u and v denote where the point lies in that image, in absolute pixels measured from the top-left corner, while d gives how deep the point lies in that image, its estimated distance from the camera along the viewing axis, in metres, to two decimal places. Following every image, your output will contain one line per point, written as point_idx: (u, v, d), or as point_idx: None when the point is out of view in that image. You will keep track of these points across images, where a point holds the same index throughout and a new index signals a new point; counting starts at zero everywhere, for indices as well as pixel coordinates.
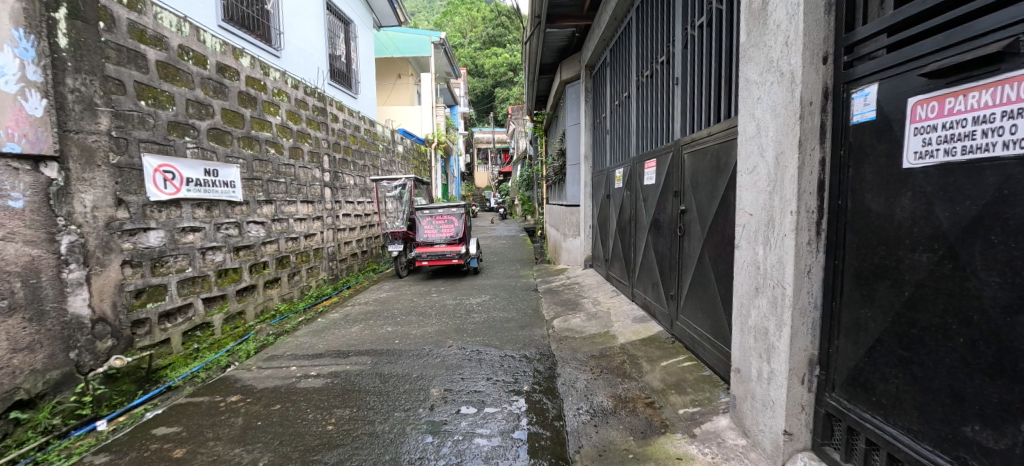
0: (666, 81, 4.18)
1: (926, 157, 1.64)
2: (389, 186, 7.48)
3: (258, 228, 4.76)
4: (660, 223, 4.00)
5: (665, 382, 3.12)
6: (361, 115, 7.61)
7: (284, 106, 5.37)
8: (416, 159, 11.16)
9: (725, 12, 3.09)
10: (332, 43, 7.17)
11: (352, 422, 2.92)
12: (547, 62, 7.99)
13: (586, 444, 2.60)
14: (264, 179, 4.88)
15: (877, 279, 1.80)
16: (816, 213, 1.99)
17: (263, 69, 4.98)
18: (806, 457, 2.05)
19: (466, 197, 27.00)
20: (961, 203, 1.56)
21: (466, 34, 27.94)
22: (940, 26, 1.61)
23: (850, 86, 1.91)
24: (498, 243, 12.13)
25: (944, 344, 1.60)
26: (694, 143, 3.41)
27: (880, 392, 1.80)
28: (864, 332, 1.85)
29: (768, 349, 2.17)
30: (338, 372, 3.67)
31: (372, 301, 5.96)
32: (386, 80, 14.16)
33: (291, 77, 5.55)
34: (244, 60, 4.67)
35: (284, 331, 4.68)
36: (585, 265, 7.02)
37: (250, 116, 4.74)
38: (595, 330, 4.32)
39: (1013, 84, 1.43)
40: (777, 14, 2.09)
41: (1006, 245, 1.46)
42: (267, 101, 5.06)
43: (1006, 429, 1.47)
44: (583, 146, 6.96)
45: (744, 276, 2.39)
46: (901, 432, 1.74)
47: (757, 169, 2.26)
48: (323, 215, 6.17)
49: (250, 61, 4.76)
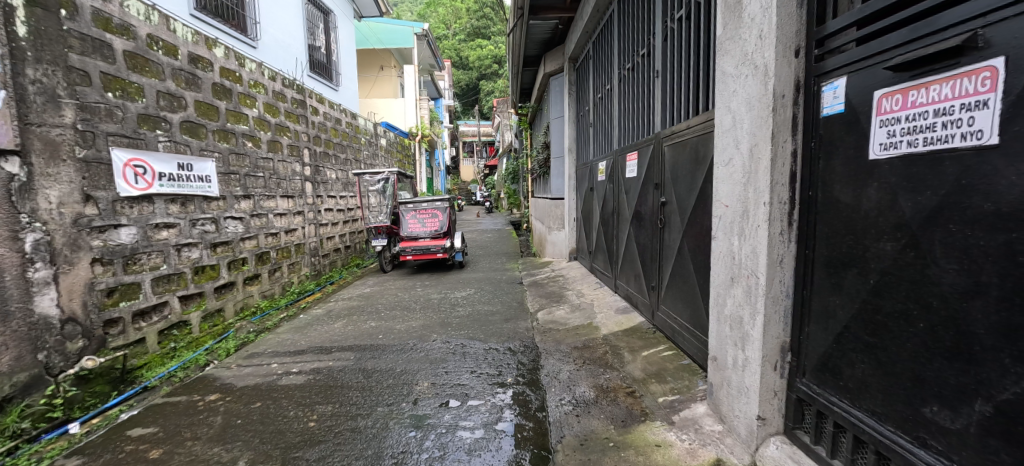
0: (647, 74, 4.20)
1: (891, 149, 1.67)
2: (373, 179, 7.38)
3: (236, 223, 4.67)
4: (642, 215, 4.06)
5: (646, 372, 3.18)
6: (342, 107, 7.51)
7: (261, 98, 5.26)
8: (400, 152, 11.09)
9: (704, 6, 3.12)
10: (312, 34, 7.01)
11: (335, 417, 2.92)
12: (531, 55, 7.99)
13: (568, 433, 2.64)
14: (241, 174, 4.79)
15: (846, 268, 1.85)
16: (788, 204, 2.05)
17: (238, 60, 4.86)
18: (778, 441, 2.13)
19: (452, 192, 26.96)
20: (922, 193, 1.59)
21: (449, 26, 27.68)
22: (906, 20, 1.64)
23: (820, 79, 1.97)
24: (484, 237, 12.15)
25: (906, 330, 1.63)
26: (674, 135, 3.46)
27: (846, 377, 1.86)
28: (833, 319, 1.91)
29: (743, 337, 2.23)
30: (320, 368, 3.66)
31: (357, 297, 5.93)
32: (369, 72, 14.04)
33: (268, 68, 5.45)
34: (218, 50, 4.55)
35: (266, 328, 4.63)
36: (570, 258, 7.08)
37: (226, 108, 4.64)
38: (578, 322, 4.38)
39: (972, 77, 1.45)
40: (750, 7, 2.13)
41: (964, 233, 1.49)
42: (243, 93, 4.94)
43: (961, 409, 1.50)
44: (567, 138, 7.00)
45: (721, 267, 2.44)
46: (866, 415, 1.78)
47: (733, 161, 2.32)
48: (304, 210, 6.10)
49: (224, 51, 4.64)
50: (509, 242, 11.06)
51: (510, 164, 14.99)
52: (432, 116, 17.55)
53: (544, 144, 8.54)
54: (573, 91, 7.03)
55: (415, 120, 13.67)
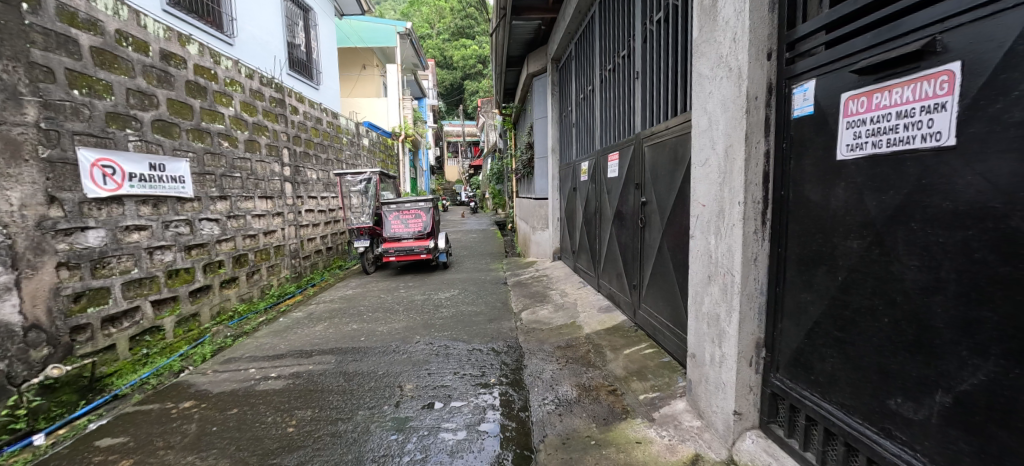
0: (627, 75, 4.25)
1: (857, 149, 1.73)
2: (354, 180, 7.32)
3: (212, 225, 4.58)
4: (623, 214, 4.10)
5: (628, 370, 3.22)
6: (323, 107, 7.42)
7: (238, 96, 5.16)
8: (383, 152, 11.02)
9: (681, 8, 3.17)
10: (292, 32, 6.91)
11: (315, 422, 2.89)
12: (514, 56, 8.02)
13: (551, 433, 2.65)
14: (217, 174, 4.70)
15: (816, 265, 1.90)
16: (761, 203, 2.11)
17: (213, 57, 4.76)
18: (753, 435, 2.18)
19: (436, 192, 26.86)
20: (886, 192, 1.63)
21: (433, 25, 27.66)
22: (870, 25, 1.69)
23: (791, 81, 2.02)
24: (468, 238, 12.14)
25: (872, 325, 1.68)
26: (654, 136, 3.51)
27: (817, 371, 1.91)
28: (805, 315, 1.97)
29: (719, 334, 2.28)
30: (299, 372, 3.61)
31: (338, 299, 5.86)
32: (351, 71, 13.83)
33: (245, 66, 5.35)
34: (192, 47, 4.45)
35: (243, 332, 4.55)
36: (554, 257, 7.13)
37: (201, 107, 4.55)
38: (561, 321, 4.41)
39: (930, 81, 1.49)
40: (725, 11, 2.18)
41: (923, 231, 1.53)
42: (219, 91, 4.85)
43: (923, 401, 1.54)
44: (551, 139, 7.04)
45: (699, 265, 2.49)
46: (836, 408, 1.83)
47: (709, 162, 2.36)
48: (284, 211, 6.01)
49: (198, 48, 4.54)
50: (494, 243, 11.07)
51: (494, 164, 14.99)
52: (415, 116, 17.48)
53: (528, 144, 8.58)
54: (555, 92, 7.07)
55: (398, 119, 13.58)
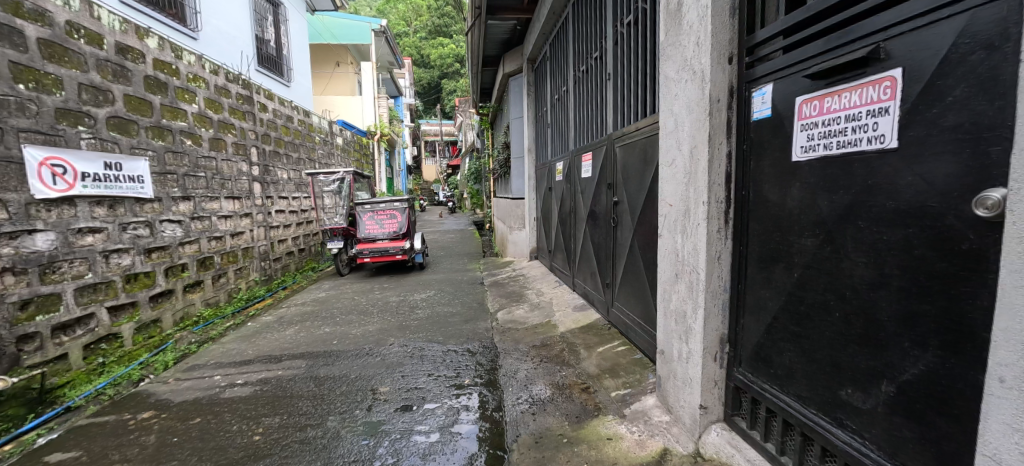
0: (600, 76, 4.30)
1: (811, 151, 1.80)
2: (327, 180, 7.23)
3: (174, 227, 4.44)
4: (597, 214, 4.16)
5: (601, 367, 3.27)
6: (294, 105, 7.27)
7: (202, 92, 5.00)
8: (357, 151, 10.87)
9: (650, 12, 3.23)
10: (261, 27, 6.74)
11: (283, 429, 2.83)
12: (490, 55, 8.02)
13: (524, 432, 2.67)
14: (179, 173, 4.55)
15: (775, 263, 1.98)
16: (724, 203, 2.17)
17: (175, 52, 4.61)
18: (718, 428, 2.24)
19: (415, 192, 26.68)
20: (838, 192, 1.70)
21: (410, 23, 27.49)
22: (821, 32, 1.76)
23: (751, 85, 2.09)
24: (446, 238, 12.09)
25: (826, 319, 1.76)
26: (625, 137, 3.56)
27: (776, 364, 1.98)
28: (764, 310, 2.04)
29: (686, 331, 2.34)
30: (267, 378, 3.53)
31: (310, 302, 5.76)
32: (324, 68, 13.59)
33: (210, 61, 5.19)
34: (151, 41, 4.29)
35: (209, 338, 4.42)
36: (532, 257, 7.17)
37: (161, 103, 4.39)
38: (536, 321, 4.44)
39: (875, 86, 1.56)
40: (689, 15, 2.23)
41: (870, 229, 1.60)
42: (181, 87, 4.69)
43: (871, 391, 1.61)
44: (527, 139, 7.07)
45: (667, 263, 2.55)
46: (793, 399, 1.91)
47: (675, 162, 2.42)
48: (252, 212, 5.87)
49: (158, 42, 4.38)
50: (472, 242, 11.06)
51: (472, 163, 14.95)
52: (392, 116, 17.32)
53: (505, 144, 8.60)
54: (532, 92, 7.10)
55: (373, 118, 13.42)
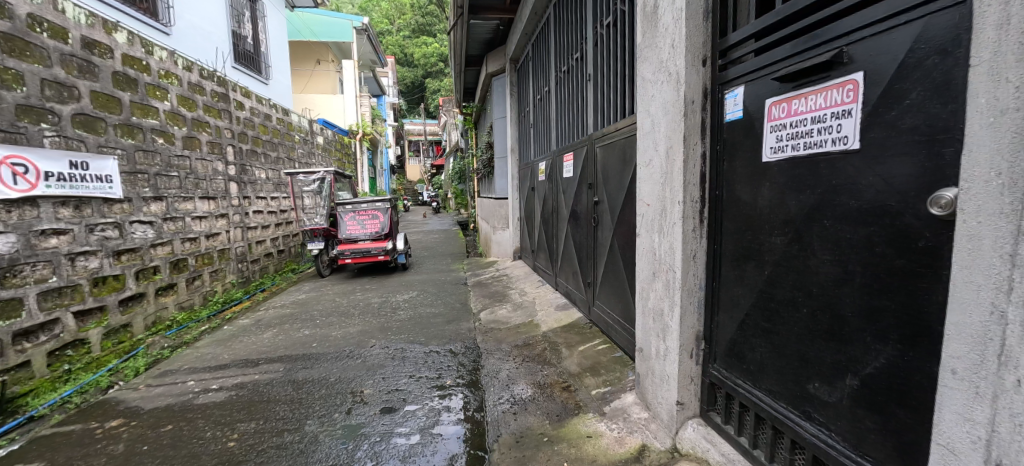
0: (580, 77, 4.33)
1: (780, 152, 1.85)
2: (307, 179, 7.10)
3: (145, 228, 4.32)
4: (578, 213, 4.19)
5: (582, 366, 3.30)
6: (272, 103, 7.16)
7: (174, 89, 4.89)
8: (339, 151, 10.74)
9: (629, 14, 3.26)
10: (238, 23, 6.61)
11: (259, 435, 2.79)
12: (473, 55, 8.02)
13: (505, 432, 2.68)
14: (151, 173, 4.43)
15: (748, 261, 2.02)
16: (699, 203, 2.21)
17: (145, 47, 4.49)
18: (694, 423, 2.28)
19: (398, 191, 26.50)
20: (805, 191, 1.75)
21: (393, 21, 27.32)
22: (789, 36, 1.81)
23: (724, 87, 2.14)
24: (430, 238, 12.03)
25: (794, 315, 1.81)
26: (605, 137, 3.60)
27: (748, 360, 2.03)
28: (737, 307, 2.09)
29: (663, 329, 2.37)
30: (243, 383, 3.47)
31: (290, 304, 5.67)
32: (303, 66, 13.30)
33: (183, 57, 5.07)
34: (120, 36, 4.17)
35: (183, 343, 4.33)
36: (516, 257, 7.20)
37: (131, 100, 4.28)
38: (519, 320, 4.45)
39: (839, 89, 1.61)
40: (664, 18, 2.27)
41: (835, 228, 1.65)
42: (152, 84, 4.57)
43: (836, 384, 1.66)
44: (510, 139, 7.09)
45: (644, 262, 2.58)
46: (765, 394, 1.95)
47: (652, 163, 2.46)
48: (229, 212, 5.75)
49: (127, 37, 4.26)
50: (456, 243, 11.04)
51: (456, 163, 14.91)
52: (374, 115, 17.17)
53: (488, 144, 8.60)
54: (514, 92, 7.12)
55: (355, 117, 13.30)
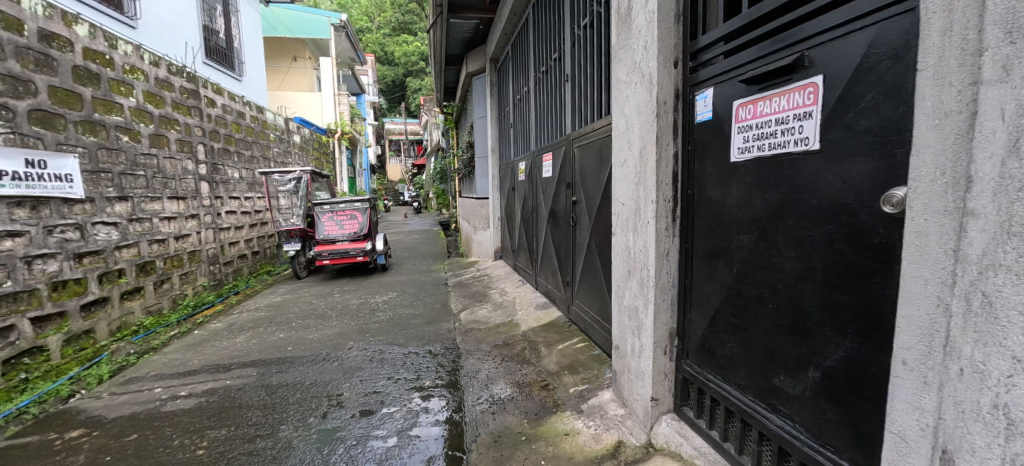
0: (559, 78, 4.36)
1: (746, 152, 1.90)
2: (283, 179, 6.94)
3: (109, 230, 4.19)
4: (557, 213, 4.22)
5: (560, 364, 3.32)
6: (246, 100, 7.02)
7: (140, 85, 4.74)
8: (316, 150, 10.58)
9: (605, 15, 3.30)
10: (210, 18, 6.45)
11: (229, 442, 2.73)
12: (454, 54, 7.99)
13: (483, 432, 2.68)
14: (115, 172, 4.29)
15: (718, 258, 2.07)
16: (671, 202, 2.26)
17: (109, 41, 4.34)
18: (668, 418, 2.32)
19: (378, 191, 26.23)
20: (770, 190, 1.81)
21: (373, 18, 27.07)
22: (755, 39, 1.86)
23: (694, 89, 2.18)
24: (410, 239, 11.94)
25: (761, 310, 1.86)
26: (582, 138, 3.63)
27: (719, 355, 2.08)
28: (708, 304, 2.14)
29: (638, 326, 2.41)
30: (214, 389, 3.39)
31: (264, 307, 5.56)
32: (280, 63, 13.14)
33: (149, 52, 4.92)
34: (81, 28, 4.03)
35: (150, 348, 4.20)
36: (497, 256, 7.20)
37: (93, 96, 4.14)
38: (499, 320, 4.46)
39: (801, 91, 1.67)
40: (637, 20, 2.31)
41: (798, 226, 1.71)
42: (117, 79, 4.43)
43: (800, 377, 1.72)
44: (490, 138, 7.09)
45: (620, 261, 2.62)
46: (734, 388, 2.01)
47: (627, 162, 2.50)
48: (199, 213, 5.61)
49: (89, 30, 4.11)
50: (438, 243, 10.98)
51: (438, 163, 14.83)
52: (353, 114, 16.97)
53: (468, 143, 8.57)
54: (494, 92, 7.12)
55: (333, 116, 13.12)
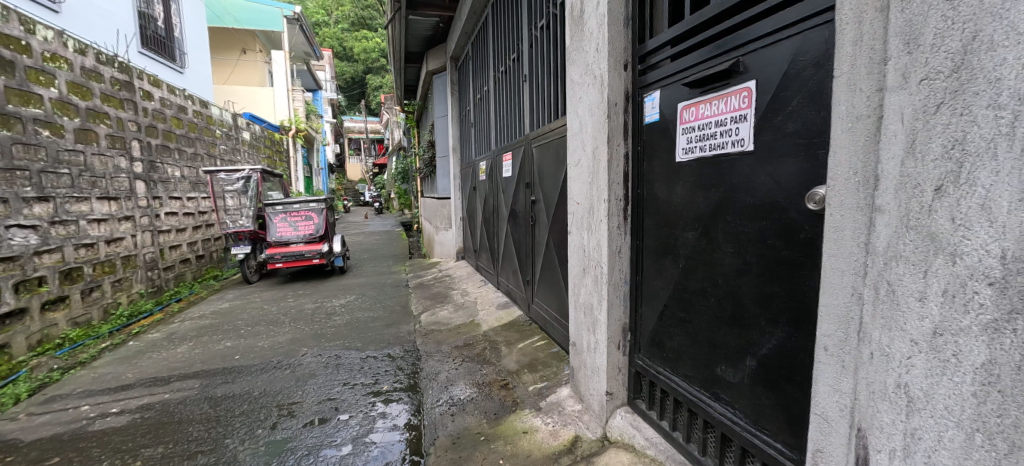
0: (517, 78, 4.39)
1: (690, 152, 1.98)
2: (229, 178, 6.65)
3: (26, 234, 3.91)
4: (517, 212, 4.24)
5: (520, 363, 3.35)
6: (188, 94, 6.70)
7: (63, 74, 4.43)
8: (269, 148, 10.22)
9: (560, 18, 3.35)
10: (146, 4, 6.10)
11: (167, 460, 2.61)
12: (412, 52, 7.90)
13: (442, 434, 2.67)
14: (32, 169, 4.01)
15: (666, 255, 2.15)
16: (623, 201, 2.32)
17: (25, 25, 4.04)
18: (622, 412, 2.39)
19: (337, 192, 25.60)
20: (712, 189, 1.89)
21: (330, 13, 26.40)
22: (697, 44, 1.95)
23: (643, 91, 2.26)
24: (370, 239, 11.71)
25: (705, 303, 1.94)
26: (540, 138, 3.67)
27: (668, 348, 2.15)
28: (657, 299, 2.21)
29: (593, 322, 2.47)
30: (150, 404, 3.22)
31: (210, 314, 5.32)
32: (228, 57, 12.68)
33: (75, 39, 4.61)
34: None
35: (77, 364, 3.93)
36: (458, 257, 7.17)
37: (6, 85, 3.85)
38: (460, 321, 4.45)
39: (737, 95, 1.75)
40: (589, 23, 2.36)
41: (736, 223, 1.79)
42: (35, 67, 4.12)
43: (739, 365, 1.81)
44: (451, 138, 7.05)
45: (575, 259, 2.67)
46: (681, 379, 2.09)
47: (581, 162, 2.55)
48: (134, 214, 5.30)
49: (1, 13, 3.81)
50: (401, 243, 10.83)
51: (399, 162, 14.61)
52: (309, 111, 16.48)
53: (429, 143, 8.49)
54: (454, 91, 7.09)
55: (287, 113, 12.68)
